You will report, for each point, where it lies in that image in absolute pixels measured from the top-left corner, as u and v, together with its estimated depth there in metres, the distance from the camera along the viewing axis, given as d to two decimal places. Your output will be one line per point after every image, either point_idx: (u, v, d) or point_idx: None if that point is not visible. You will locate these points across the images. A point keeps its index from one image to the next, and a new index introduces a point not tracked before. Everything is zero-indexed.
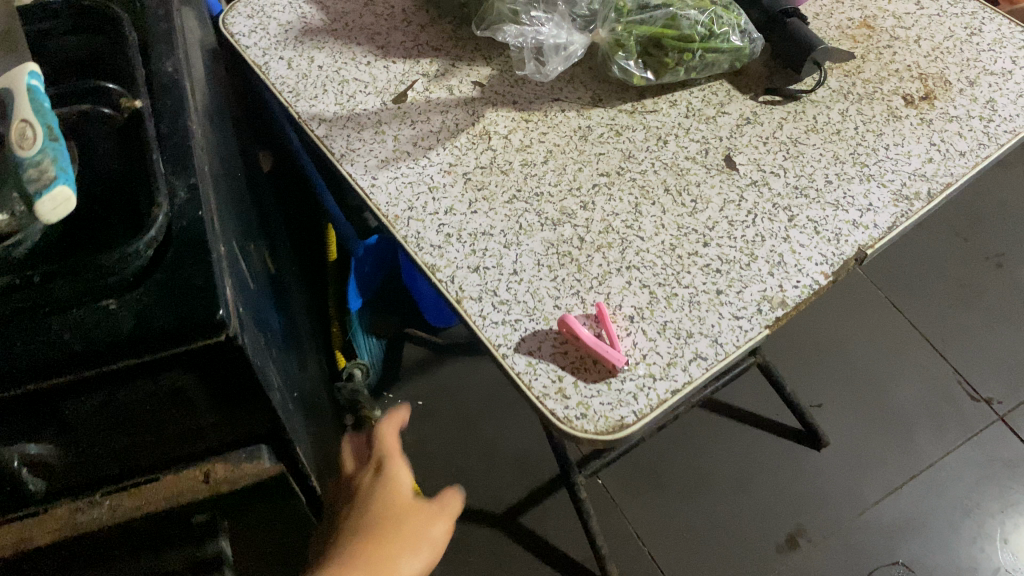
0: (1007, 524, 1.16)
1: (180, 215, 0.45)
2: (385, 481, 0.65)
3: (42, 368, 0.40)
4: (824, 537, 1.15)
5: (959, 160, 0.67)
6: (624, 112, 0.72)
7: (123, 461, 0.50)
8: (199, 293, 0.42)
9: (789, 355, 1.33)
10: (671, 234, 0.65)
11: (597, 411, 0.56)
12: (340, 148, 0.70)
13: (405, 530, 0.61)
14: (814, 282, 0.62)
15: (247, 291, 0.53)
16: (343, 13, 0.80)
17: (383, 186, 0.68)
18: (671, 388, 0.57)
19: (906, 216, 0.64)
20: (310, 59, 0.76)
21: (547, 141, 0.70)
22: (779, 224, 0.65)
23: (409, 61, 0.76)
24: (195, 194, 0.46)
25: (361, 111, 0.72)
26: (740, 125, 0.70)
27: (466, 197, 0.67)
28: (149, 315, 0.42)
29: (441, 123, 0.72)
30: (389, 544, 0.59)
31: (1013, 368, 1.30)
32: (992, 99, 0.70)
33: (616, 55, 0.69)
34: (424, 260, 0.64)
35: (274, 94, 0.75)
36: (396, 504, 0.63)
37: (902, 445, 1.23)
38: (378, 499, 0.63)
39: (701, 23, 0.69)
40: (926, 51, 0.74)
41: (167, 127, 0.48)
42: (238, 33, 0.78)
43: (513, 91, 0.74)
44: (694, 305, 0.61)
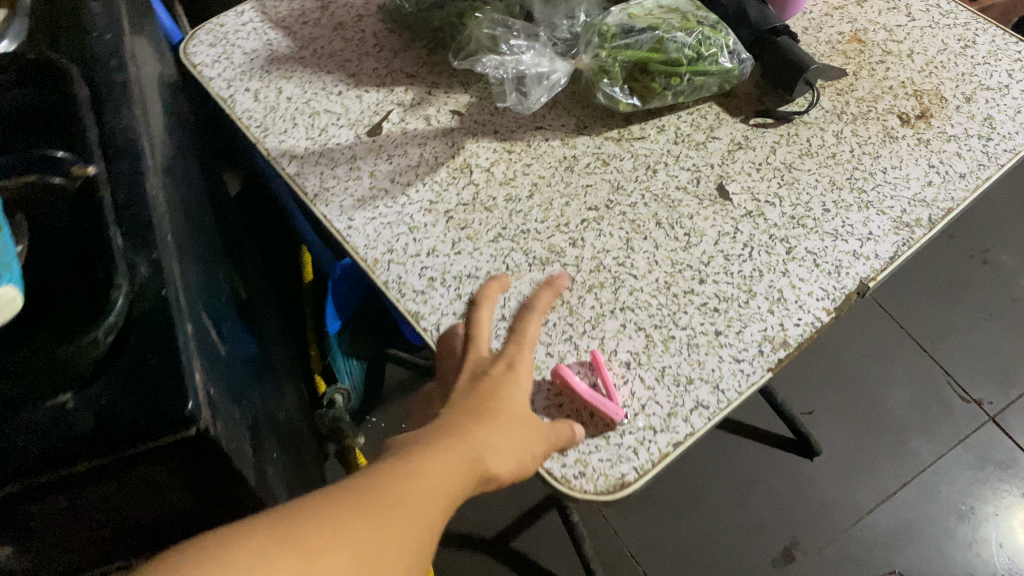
0: (1002, 527, 1.15)
1: (142, 296, 0.42)
2: (512, 375, 0.52)
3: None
4: (819, 548, 1.14)
5: (960, 183, 0.64)
6: (611, 140, 0.69)
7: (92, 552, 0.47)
8: (163, 383, 0.39)
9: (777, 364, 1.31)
10: (665, 271, 0.62)
11: (596, 469, 0.53)
12: (313, 188, 0.66)
13: (512, 431, 0.49)
14: (816, 319, 0.59)
15: (221, 362, 0.50)
16: (312, 38, 0.76)
17: (361, 228, 0.64)
18: (673, 441, 0.54)
19: (907, 244, 0.61)
20: (278, 90, 0.72)
21: (531, 173, 0.67)
22: (777, 257, 0.62)
23: (383, 90, 0.72)
24: (157, 271, 0.43)
25: (334, 145, 0.69)
26: (731, 151, 0.68)
27: (449, 237, 0.64)
28: (109, 411, 0.38)
29: (419, 156, 0.68)
30: (495, 443, 0.47)
31: (1003, 366, 1.29)
32: (990, 116, 0.68)
33: (600, 81, 0.66)
34: (407, 307, 0.60)
35: (241, 129, 0.71)
36: (514, 400, 0.51)
37: (894, 450, 1.22)
38: (492, 391, 0.51)
39: (688, 46, 0.65)
40: (920, 66, 0.71)
41: (125, 196, 0.45)
42: (201, 63, 0.74)
43: (494, 119, 0.71)
44: (693, 348, 0.58)
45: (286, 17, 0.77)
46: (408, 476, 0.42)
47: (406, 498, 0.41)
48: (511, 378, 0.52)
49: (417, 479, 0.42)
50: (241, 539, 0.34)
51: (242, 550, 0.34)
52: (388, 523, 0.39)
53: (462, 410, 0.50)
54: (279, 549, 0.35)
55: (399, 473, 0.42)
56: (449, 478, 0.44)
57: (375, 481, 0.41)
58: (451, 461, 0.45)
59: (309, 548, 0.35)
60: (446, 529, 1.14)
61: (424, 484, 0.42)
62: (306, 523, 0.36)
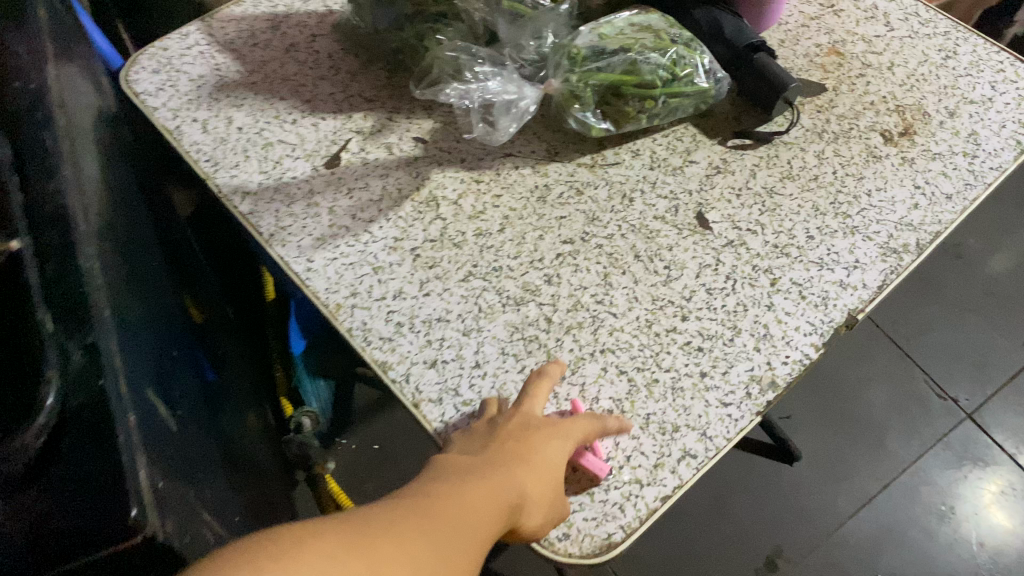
0: (982, 526, 1.15)
1: (76, 389, 0.38)
2: (556, 433, 0.50)
3: None
4: (801, 556, 1.12)
5: (947, 205, 0.62)
6: (584, 166, 0.65)
7: None
8: (101, 492, 0.35)
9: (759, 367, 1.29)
10: (646, 308, 0.58)
11: (581, 529, 0.50)
12: (268, 228, 0.62)
13: (540, 486, 0.47)
14: (805, 356, 0.56)
15: (173, 439, 0.46)
16: (263, 62, 0.71)
17: (321, 270, 0.60)
18: (661, 495, 0.51)
19: (896, 273, 0.59)
20: (228, 120, 0.67)
21: (501, 205, 0.63)
22: (761, 290, 0.59)
23: (341, 117, 0.68)
24: (92, 358, 0.38)
25: (290, 179, 0.64)
26: (709, 176, 0.65)
27: (416, 277, 0.60)
28: (43, 526, 0.34)
29: (381, 189, 0.64)
30: (525, 504, 0.46)
31: (979, 362, 1.28)
32: (975, 131, 0.65)
33: (572, 107, 0.62)
34: (373, 357, 0.56)
35: (189, 163, 0.66)
36: (548, 466, 0.48)
37: (876, 452, 1.20)
38: (533, 450, 0.49)
39: (663, 67, 0.62)
40: (901, 79, 0.69)
41: (54, 269, 0.41)
42: (143, 92, 0.69)
43: (461, 146, 0.67)
44: (678, 392, 0.55)
45: (235, 39, 0.73)
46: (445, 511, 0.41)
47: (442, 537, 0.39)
48: (549, 440, 0.49)
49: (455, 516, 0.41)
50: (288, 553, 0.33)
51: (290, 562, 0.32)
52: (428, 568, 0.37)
53: (502, 452, 0.48)
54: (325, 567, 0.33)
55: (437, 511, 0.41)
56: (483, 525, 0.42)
57: (413, 514, 0.40)
58: (485, 509, 0.43)
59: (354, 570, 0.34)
60: None
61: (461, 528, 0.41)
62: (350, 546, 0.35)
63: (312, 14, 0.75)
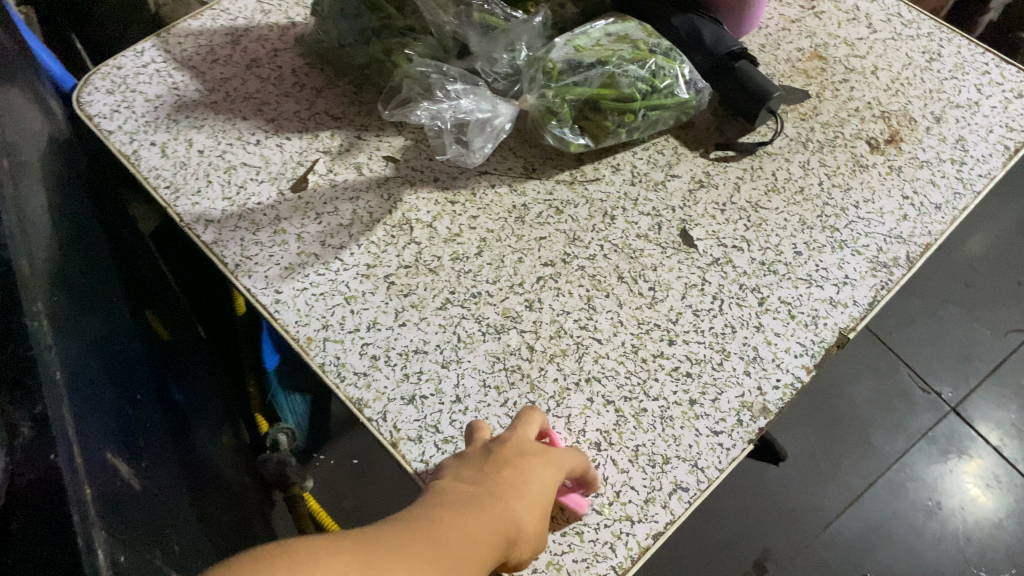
0: (969, 520, 1.14)
1: (24, 465, 0.34)
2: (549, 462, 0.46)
3: None
4: (790, 557, 1.12)
5: (936, 215, 0.60)
6: (563, 183, 0.63)
7: None
8: None
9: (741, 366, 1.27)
10: (632, 333, 0.56)
11: (571, 572, 0.48)
12: (233, 257, 0.59)
13: (536, 514, 0.43)
14: (796, 379, 0.54)
15: (136, 499, 0.43)
16: (223, 79, 0.68)
17: (290, 301, 0.57)
18: (653, 532, 0.49)
19: (887, 288, 0.57)
20: (188, 143, 0.64)
21: (478, 226, 0.61)
22: (749, 310, 0.57)
23: (307, 136, 0.65)
24: (42, 432, 0.35)
25: (255, 205, 0.61)
26: (692, 190, 0.62)
27: (391, 306, 0.57)
28: None
29: (351, 213, 0.61)
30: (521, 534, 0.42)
31: (961, 353, 1.28)
32: (962, 137, 0.64)
33: (548, 123, 0.60)
34: (348, 394, 0.53)
35: (148, 190, 0.63)
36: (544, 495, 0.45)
37: (861, 449, 1.20)
38: (529, 477, 0.45)
39: (641, 79, 0.60)
40: (885, 84, 0.67)
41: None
42: (97, 115, 0.65)
43: (433, 165, 0.64)
44: (667, 421, 0.53)
45: (193, 55, 0.69)
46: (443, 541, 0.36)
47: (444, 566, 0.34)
48: (536, 465, 0.46)
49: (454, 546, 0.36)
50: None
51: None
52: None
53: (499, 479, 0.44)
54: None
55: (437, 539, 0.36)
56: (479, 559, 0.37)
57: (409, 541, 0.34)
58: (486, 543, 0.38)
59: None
60: None
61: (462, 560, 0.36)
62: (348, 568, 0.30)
63: (274, 27, 0.72)
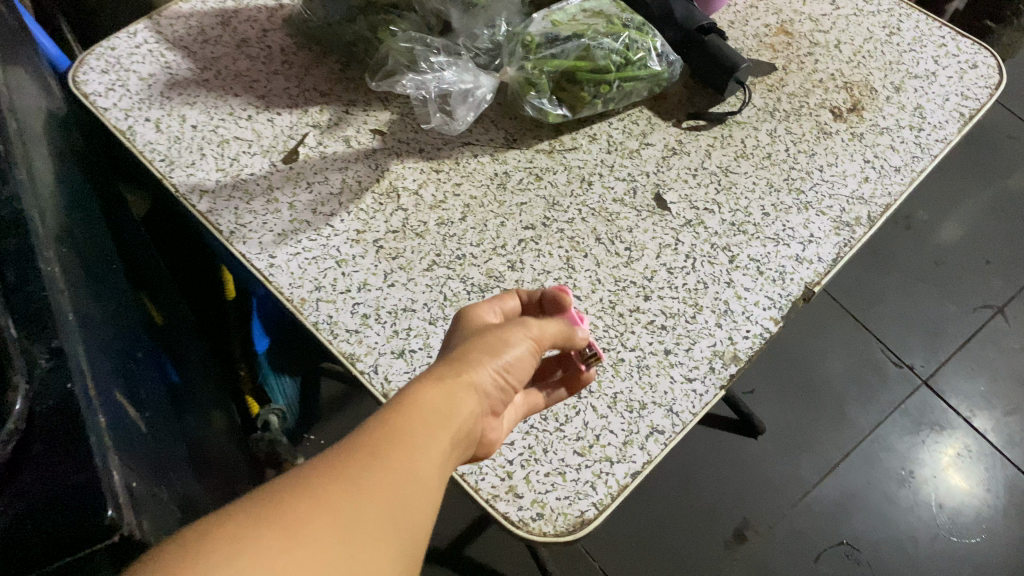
0: (940, 488, 1.18)
1: (44, 394, 0.37)
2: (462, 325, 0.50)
3: None
4: (768, 526, 1.15)
5: (896, 177, 0.63)
6: (542, 152, 0.66)
7: None
8: (77, 495, 0.35)
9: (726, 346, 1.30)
10: (610, 290, 0.59)
11: (555, 508, 0.51)
12: (228, 225, 0.61)
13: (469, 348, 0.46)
14: (765, 330, 0.58)
15: (143, 440, 0.46)
16: (214, 58, 0.70)
17: (284, 265, 0.60)
18: (631, 471, 0.53)
19: (849, 246, 0.61)
20: (181, 119, 0.67)
21: (462, 193, 0.64)
22: (720, 267, 0.60)
23: (296, 111, 0.68)
24: (59, 362, 0.38)
25: (248, 176, 0.64)
26: (666, 157, 0.66)
27: (380, 268, 0.60)
28: (21, 530, 0.34)
29: (341, 182, 0.64)
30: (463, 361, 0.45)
31: (930, 329, 1.32)
32: (920, 105, 0.67)
33: (528, 94, 0.63)
34: (341, 349, 0.56)
35: (143, 163, 0.65)
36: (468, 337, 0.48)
37: (836, 422, 1.23)
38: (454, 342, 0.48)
39: (616, 52, 0.63)
40: (848, 56, 0.70)
41: (14, 277, 0.39)
42: (92, 93, 0.68)
43: (418, 136, 0.67)
44: (643, 370, 0.56)
45: (184, 36, 0.72)
46: (393, 462, 0.36)
47: (396, 503, 0.35)
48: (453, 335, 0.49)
49: (407, 465, 0.37)
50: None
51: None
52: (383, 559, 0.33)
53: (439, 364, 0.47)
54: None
55: (388, 461, 0.36)
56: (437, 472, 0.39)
57: (353, 470, 0.35)
58: (437, 427, 0.40)
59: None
60: None
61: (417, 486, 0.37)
62: (278, 539, 0.30)
63: (262, 9, 0.75)
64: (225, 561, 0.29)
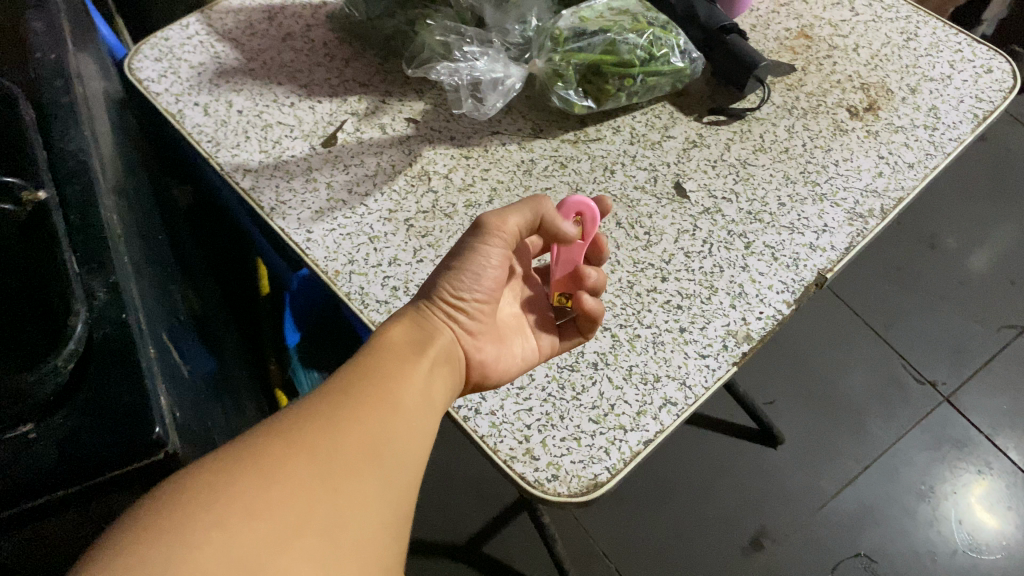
0: (960, 504, 1.17)
1: (101, 321, 0.40)
2: None
3: None
4: (786, 536, 1.15)
5: (909, 172, 0.65)
6: (568, 142, 0.69)
7: None
8: (128, 412, 0.38)
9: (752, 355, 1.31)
10: (628, 271, 0.62)
11: (569, 471, 0.53)
12: (269, 202, 0.65)
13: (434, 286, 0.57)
14: (778, 312, 0.59)
15: (184, 385, 0.49)
16: (260, 50, 0.75)
17: (320, 240, 0.63)
18: (643, 439, 0.54)
19: (862, 235, 0.62)
20: (228, 104, 0.71)
21: (490, 178, 0.67)
22: (736, 252, 0.63)
23: (336, 100, 0.71)
24: (116, 294, 0.41)
25: (289, 158, 0.67)
26: (686, 149, 0.69)
27: (410, 245, 0.63)
28: (75, 442, 0.37)
29: (376, 165, 0.67)
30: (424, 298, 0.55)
31: (952, 346, 1.32)
32: (935, 106, 0.69)
33: (555, 85, 0.67)
34: (371, 318, 0.59)
35: (191, 144, 0.69)
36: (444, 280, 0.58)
37: (856, 434, 1.23)
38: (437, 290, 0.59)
39: (640, 48, 0.66)
40: (865, 59, 0.73)
41: (78, 218, 0.43)
42: (146, 79, 0.72)
43: (450, 125, 0.70)
44: (658, 345, 0.58)
45: (234, 29, 0.77)
46: (358, 407, 0.43)
47: (365, 439, 0.42)
48: None
49: (371, 405, 0.44)
50: (197, 517, 0.34)
51: (195, 534, 0.33)
52: (357, 484, 0.39)
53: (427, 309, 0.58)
54: (242, 529, 0.34)
55: (355, 403, 0.43)
56: (403, 410, 0.45)
57: (322, 415, 0.42)
58: (401, 365, 0.48)
59: (270, 518, 0.35)
60: (417, 539, 1.11)
61: (383, 424, 0.44)
62: (256, 478, 0.36)
63: (307, 6, 0.79)
64: (211, 501, 0.35)
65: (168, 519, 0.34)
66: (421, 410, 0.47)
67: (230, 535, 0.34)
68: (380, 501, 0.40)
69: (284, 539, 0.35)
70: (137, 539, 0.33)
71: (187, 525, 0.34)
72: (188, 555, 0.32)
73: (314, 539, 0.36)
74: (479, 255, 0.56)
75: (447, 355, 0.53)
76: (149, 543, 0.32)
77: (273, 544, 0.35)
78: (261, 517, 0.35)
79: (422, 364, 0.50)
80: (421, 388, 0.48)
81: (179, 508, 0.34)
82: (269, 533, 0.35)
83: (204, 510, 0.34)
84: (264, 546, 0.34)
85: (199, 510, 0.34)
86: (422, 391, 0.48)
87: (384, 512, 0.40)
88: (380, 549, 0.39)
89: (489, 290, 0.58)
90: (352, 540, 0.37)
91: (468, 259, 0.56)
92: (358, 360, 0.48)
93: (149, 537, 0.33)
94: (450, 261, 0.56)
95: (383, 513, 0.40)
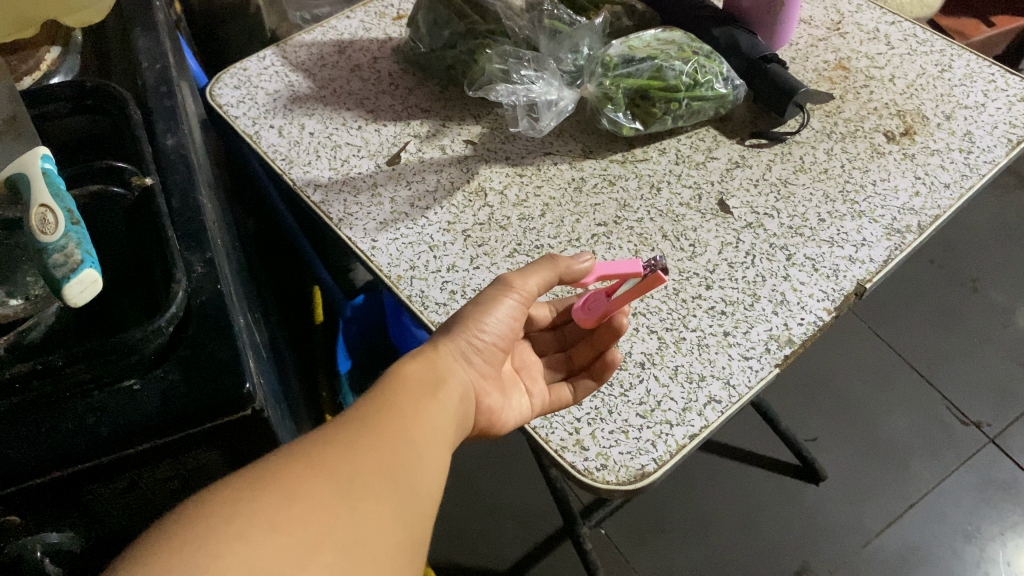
0: (1008, 546, 1.13)
1: (198, 290, 0.47)
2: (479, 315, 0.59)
3: (82, 452, 0.40)
4: (831, 572, 1.11)
5: (945, 192, 0.68)
6: (616, 163, 0.74)
7: (114, 539, 0.50)
8: (222, 367, 0.43)
9: (789, 387, 1.31)
10: (674, 278, 0.65)
11: (617, 461, 0.53)
12: (337, 214, 0.69)
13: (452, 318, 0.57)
14: (818, 318, 0.61)
15: (259, 361, 0.54)
16: (330, 80, 0.81)
17: (384, 248, 0.66)
18: (689, 434, 0.55)
19: (899, 249, 0.64)
20: (301, 127, 0.76)
21: (542, 194, 0.71)
22: (777, 263, 0.65)
23: (400, 123, 0.77)
24: (211, 269, 0.48)
25: (356, 174, 0.72)
26: (729, 169, 0.73)
27: (468, 254, 0.66)
28: (174, 394, 0.42)
29: (436, 181, 0.72)
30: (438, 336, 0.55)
31: (999, 387, 1.30)
32: (970, 131, 0.73)
33: (605, 107, 0.72)
34: (431, 319, 0.62)
35: (267, 162, 0.74)
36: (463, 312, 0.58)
37: (899, 471, 1.20)
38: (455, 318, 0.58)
39: (686, 73, 0.71)
40: (901, 89, 0.78)
41: (178, 204, 0.51)
42: (226, 104, 0.79)
43: (505, 146, 0.75)
44: (703, 348, 0.60)
45: (306, 61, 0.83)
46: (377, 437, 0.43)
47: (384, 467, 0.41)
48: None
49: (387, 436, 0.43)
50: (218, 528, 0.34)
51: (218, 544, 0.34)
52: (378, 504, 0.39)
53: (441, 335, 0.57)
54: (263, 541, 0.34)
55: (373, 433, 0.43)
56: (422, 441, 0.45)
57: (341, 442, 0.41)
58: (421, 398, 0.48)
59: (291, 533, 0.35)
60: (459, 565, 1.12)
61: (401, 452, 0.43)
62: (278, 495, 0.36)
63: (374, 41, 0.86)
64: (234, 514, 0.35)
65: (192, 531, 0.34)
66: (439, 441, 0.46)
67: (252, 548, 0.34)
68: (402, 521, 0.40)
69: (306, 553, 0.35)
70: (161, 550, 0.33)
71: (209, 536, 0.34)
72: (212, 563, 0.33)
73: (334, 555, 0.35)
74: (506, 302, 0.57)
75: (457, 393, 0.52)
76: (174, 554, 0.33)
77: (294, 556, 0.35)
78: (282, 532, 0.35)
79: (438, 401, 0.49)
80: (438, 424, 0.48)
81: (201, 521, 0.34)
82: (290, 548, 0.35)
83: (226, 523, 0.34)
84: (285, 560, 0.34)
85: (222, 523, 0.34)
86: (438, 424, 0.47)
87: (405, 534, 0.39)
88: (403, 562, 0.38)
89: (506, 336, 0.58)
90: (374, 555, 0.37)
91: (489, 304, 0.56)
92: (373, 395, 0.47)
93: (175, 547, 0.33)
94: (471, 304, 0.57)
95: (405, 532, 0.39)
